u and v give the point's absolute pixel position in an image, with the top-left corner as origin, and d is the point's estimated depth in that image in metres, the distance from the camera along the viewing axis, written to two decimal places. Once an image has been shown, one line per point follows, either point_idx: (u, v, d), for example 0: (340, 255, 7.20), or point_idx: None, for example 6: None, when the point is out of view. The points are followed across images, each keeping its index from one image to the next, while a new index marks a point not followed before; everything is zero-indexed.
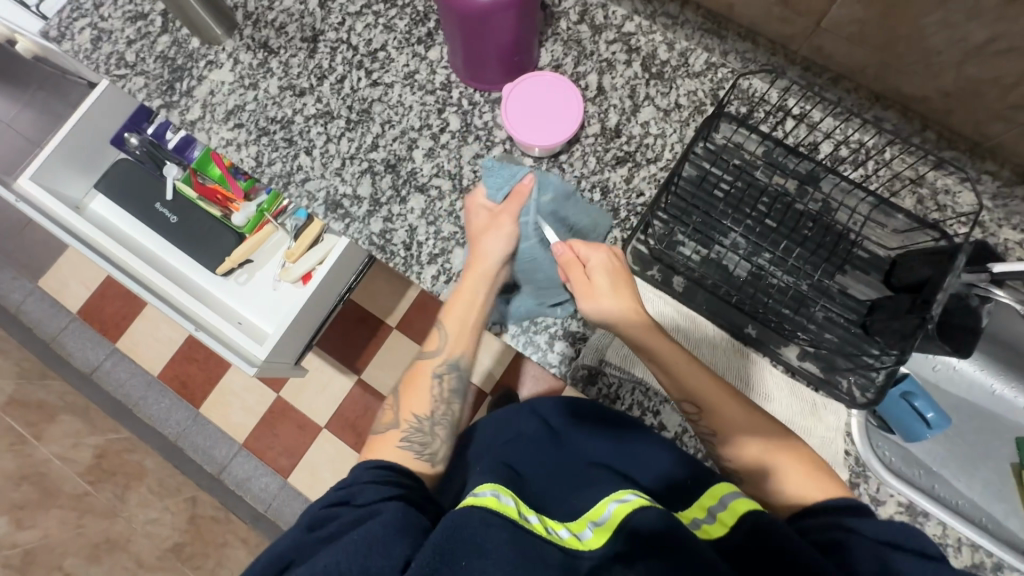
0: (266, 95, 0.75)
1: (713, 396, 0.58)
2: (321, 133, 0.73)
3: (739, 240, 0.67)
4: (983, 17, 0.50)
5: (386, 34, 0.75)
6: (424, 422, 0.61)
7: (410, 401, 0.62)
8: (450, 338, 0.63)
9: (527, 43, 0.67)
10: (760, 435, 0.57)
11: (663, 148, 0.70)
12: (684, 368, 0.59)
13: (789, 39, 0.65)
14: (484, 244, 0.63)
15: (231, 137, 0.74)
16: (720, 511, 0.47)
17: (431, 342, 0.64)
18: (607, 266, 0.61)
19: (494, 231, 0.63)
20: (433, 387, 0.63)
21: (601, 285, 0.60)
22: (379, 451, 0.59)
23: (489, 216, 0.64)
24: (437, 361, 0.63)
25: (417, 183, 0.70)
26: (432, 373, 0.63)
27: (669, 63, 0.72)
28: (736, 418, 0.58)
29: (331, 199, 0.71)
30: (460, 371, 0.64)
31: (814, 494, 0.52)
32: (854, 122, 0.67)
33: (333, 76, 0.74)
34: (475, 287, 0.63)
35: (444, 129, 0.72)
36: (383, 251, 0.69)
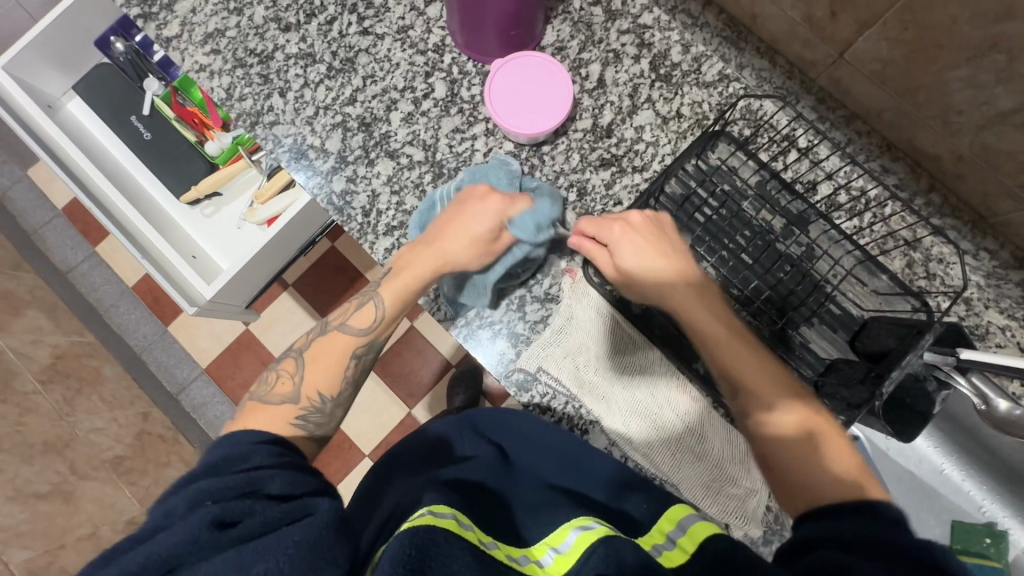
0: (249, 24, 0.70)
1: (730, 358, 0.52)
2: (299, 75, 0.69)
3: (710, 270, 0.63)
4: (1012, 83, 0.45)
5: None
6: (330, 403, 0.55)
7: (316, 376, 0.55)
8: (385, 315, 0.58)
9: (529, 17, 0.62)
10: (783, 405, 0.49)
11: (652, 158, 0.66)
12: (717, 343, 0.52)
13: (809, 65, 0.60)
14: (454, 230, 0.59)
15: (206, 63, 0.70)
16: (680, 537, 0.43)
17: (360, 315, 0.58)
18: (640, 236, 0.56)
19: (466, 215, 0.59)
20: (347, 364, 0.57)
21: (629, 262, 0.56)
22: (262, 422, 0.51)
23: (482, 200, 0.59)
24: (361, 340, 0.58)
25: (388, 148, 0.66)
26: (350, 353, 0.57)
27: (680, 66, 0.67)
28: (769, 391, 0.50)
29: (296, 147, 0.67)
30: (376, 353, 0.59)
31: (829, 486, 0.43)
32: (858, 168, 0.62)
33: (322, 16, 0.69)
34: (430, 263, 0.59)
35: (428, 96, 0.68)
36: (340, 214, 0.66)
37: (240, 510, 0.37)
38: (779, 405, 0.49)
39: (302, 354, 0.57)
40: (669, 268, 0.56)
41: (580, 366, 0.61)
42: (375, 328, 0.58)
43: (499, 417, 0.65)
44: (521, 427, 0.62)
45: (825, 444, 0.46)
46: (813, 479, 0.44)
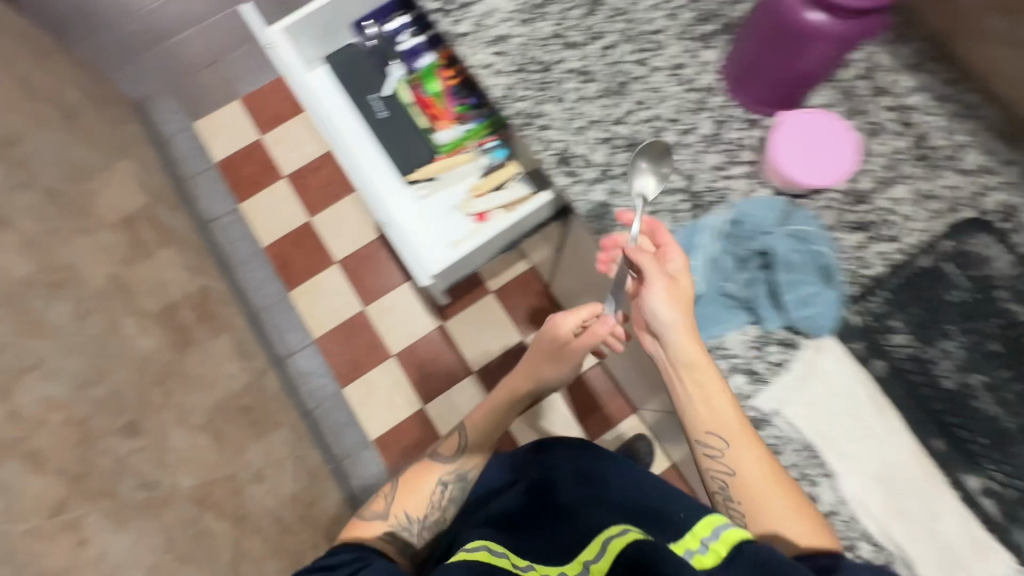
0: (536, 35, 0.75)
1: (734, 429, 0.60)
2: (575, 89, 0.73)
3: (958, 350, 0.63)
4: None
5: (668, 21, 0.75)
6: (440, 500, 0.81)
7: (407, 499, 0.79)
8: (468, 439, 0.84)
9: (807, 85, 0.68)
10: (755, 463, 0.59)
11: (907, 231, 0.67)
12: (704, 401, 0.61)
13: None
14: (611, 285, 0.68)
15: (491, 62, 0.74)
16: (712, 542, 0.55)
17: (449, 445, 0.84)
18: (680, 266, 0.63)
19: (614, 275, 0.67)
20: (434, 491, 0.81)
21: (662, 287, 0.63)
22: (364, 529, 0.76)
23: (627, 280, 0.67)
24: (445, 470, 0.82)
25: (650, 171, 0.70)
26: (435, 479, 0.81)
27: (939, 150, 0.69)
28: (750, 460, 0.59)
29: (563, 154, 0.71)
30: (461, 483, 0.82)
31: (793, 531, 0.56)
32: None
33: (603, 41, 0.75)
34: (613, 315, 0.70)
35: (693, 131, 0.71)
36: (598, 223, 0.69)
37: (334, 561, 0.66)
38: (756, 459, 0.59)
39: (399, 479, 0.82)
40: (688, 317, 0.62)
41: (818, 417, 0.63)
42: (459, 454, 0.83)
43: (558, 442, 0.79)
44: (601, 463, 0.74)
45: (802, 507, 0.57)
46: (772, 526, 0.57)
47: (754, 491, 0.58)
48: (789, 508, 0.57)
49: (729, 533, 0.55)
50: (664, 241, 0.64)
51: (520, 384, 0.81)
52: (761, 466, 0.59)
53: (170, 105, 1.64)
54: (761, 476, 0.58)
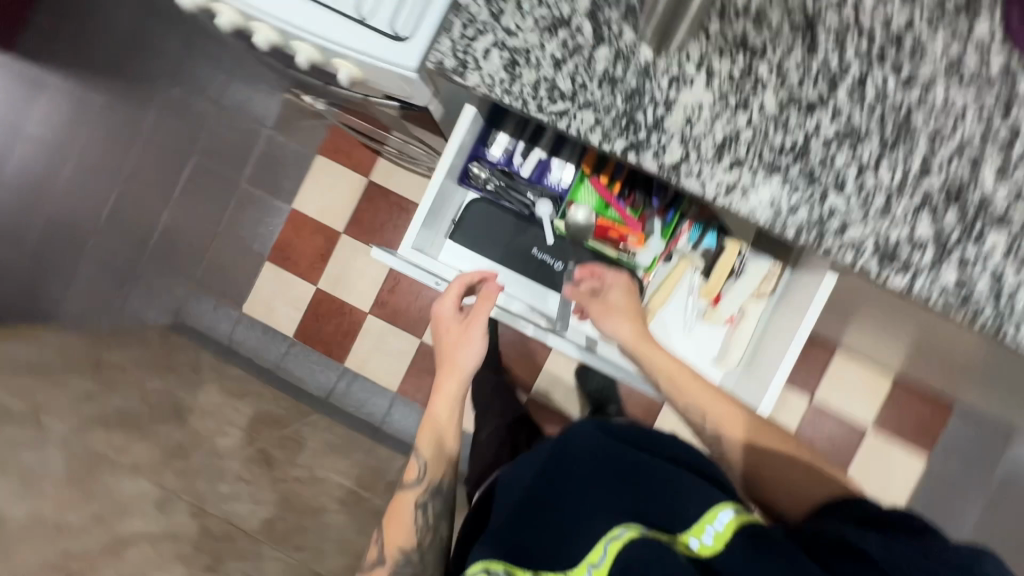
0: (764, 115, 0.57)
1: (717, 408, 0.67)
2: (850, 160, 0.57)
3: None
4: None
5: (908, 9, 0.57)
6: (411, 554, 0.73)
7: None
8: (427, 467, 0.77)
9: None
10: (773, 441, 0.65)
11: None
12: (689, 383, 0.68)
13: None
14: (606, 325, 0.73)
15: (732, 180, 0.57)
16: (722, 526, 0.52)
17: (411, 474, 0.78)
18: (625, 294, 0.75)
19: (613, 316, 0.73)
20: (416, 517, 0.76)
21: (614, 297, 0.75)
22: (405, 506, 0.76)
23: (602, 307, 0.74)
24: (419, 493, 0.77)
25: (993, 215, 0.56)
26: (415, 517, 0.75)
27: None
28: (748, 434, 0.65)
29: (881, 248, 0.56)
30: (440, 497, 0.78)
31: (832, 480, 0.60)
32: None
33: (848, 78, 0.57)
34: (643, 349, 0.71)
35: (1015, 139, 0.56)
36: (967, 306, 0.56)
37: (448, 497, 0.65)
38: (768, 440, 0.65)
39: (384, 521, 0.76)
40: (636, 317, 0.73)
41: None
42: (426, 475, 0.77)
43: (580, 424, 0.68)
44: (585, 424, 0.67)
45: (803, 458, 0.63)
46: (813, 487, 0.60)
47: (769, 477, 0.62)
48: (808, 465, 0.62)
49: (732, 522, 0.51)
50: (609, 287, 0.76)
51: (452, 388, 0.78)
52: (747, 437, 0.65)
53: (207, 304, 1.45)
54: (763, 442, 0.65)
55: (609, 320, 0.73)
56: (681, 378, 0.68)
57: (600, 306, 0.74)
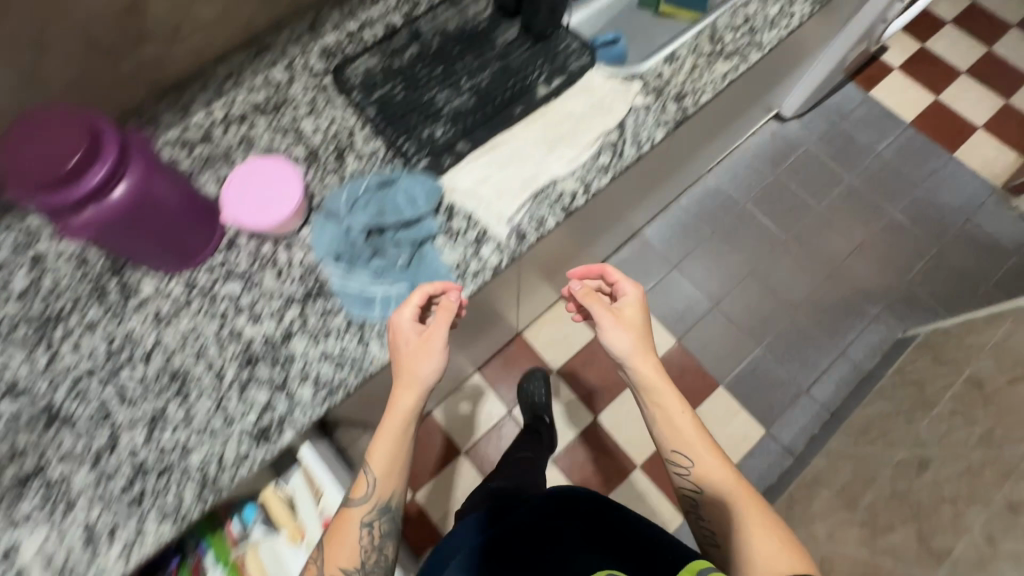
0: (90, 485, 0.61)
1: (685, 427, 0.69)
2: (173, 428, 0.63)
3: (444, 93, 0.79)
4: None
5: (97, 330, 0.67)
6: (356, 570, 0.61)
7: (334, 554, 0.62)
8: (378, 482, 0.62)
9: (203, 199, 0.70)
10: (729, 490, 0.66)
11: (344, 124, 0.78)
12: (673, 411, 0.70)
13: None
14: (419, 369, 0.62)
15: (120, 542, 0.59)
16: None
17: (358, 489, 0.63)
18: (637, 306, 0.74)
19: (421, 357, 0.62)
20: (361, 538, 0.63)
21: (626, 314, 0.73)
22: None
23: (418, 339, 0.63)
24: (360, 509, 0.63)
25: (280, 337, 0.67)
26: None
27: (271, 97, 0.80)
28: (713, 468, 0.67)
29: (254, 434, 0.63)
30: (391, 514, 0.64)
31: (773, 549, 0.60)
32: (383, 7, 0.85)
33: (113, 402, 0.64)
34: (621, 338, 0.71)
35: (237, 299, 0.69)
36: (338, 386, 0.65)
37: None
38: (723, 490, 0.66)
39: (326, 529, 0.65)
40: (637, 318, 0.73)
41: (509, 186, 0.74)
42: (365, 497, 0.62)
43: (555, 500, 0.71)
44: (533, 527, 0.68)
45: (781, 536, 0.61)
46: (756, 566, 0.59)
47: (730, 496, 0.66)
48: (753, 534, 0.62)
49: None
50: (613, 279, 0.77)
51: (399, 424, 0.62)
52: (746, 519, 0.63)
53: None
54: (732, 485, 0.66)
55: (422, 359, 0.62)
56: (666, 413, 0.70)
57: (414, 337, 0.64)
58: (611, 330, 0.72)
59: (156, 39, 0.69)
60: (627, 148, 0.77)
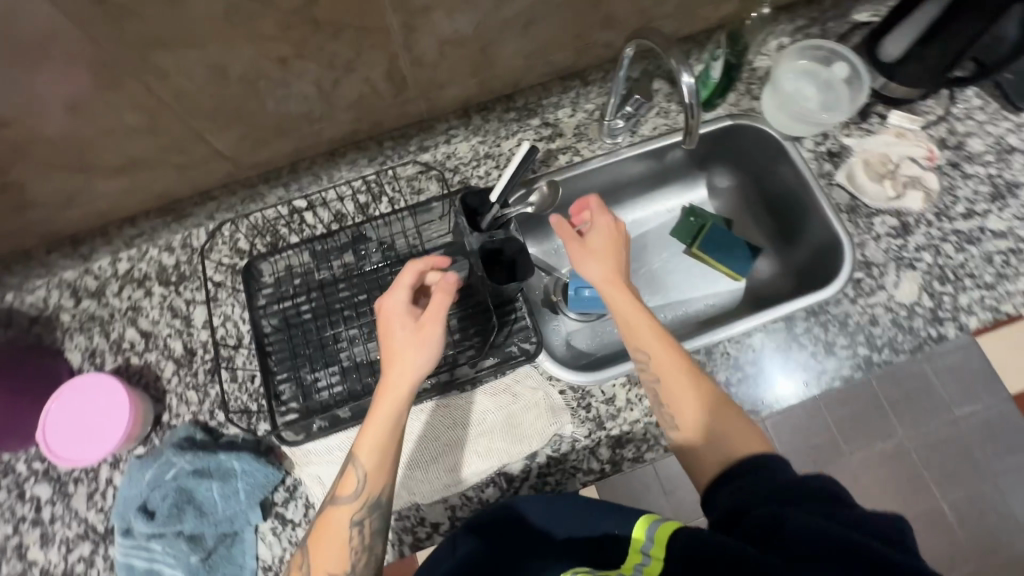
0: None
1: (659, 353, 0.56)
2: None
3: (353, 332, 0.67)
4: (199, 43, 0.48)
5: None
6: None
7: (322, 556, 0.50)
8: (367, 478, 0.51)
9: (21, 384, 0.63)
10: (693, 392, 0.54)
11: (236, 327, 0.68)
12: (625, 310, 0.59)
13: (197, 162, 0.63)
14: (396, 373, 0.51)
15: None
16: (650, 547, 0.43)
17: (342, 486, 0.52)
18: (609, 232, 0.63)
19: (413, 349, 0.52)
20: (350, 538, 0.51)
21: (598, 239, 0.63)
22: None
23: (411, 323, 0.54)
24: (351, 508, 0.51)
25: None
26: (348, 521, 0.51)
27: (180, 262, 0.71)
28: (684, 390, 0.54)
29: None
30: (382, 513, 0.52)
31: (727, 440, 0.50)
32: (338, 187, 0.72)
33: None
34: (599, 285, 0.61)
35: (40, 506, 0.62)
36: None
37: None
38: (706, 417, 0.53)
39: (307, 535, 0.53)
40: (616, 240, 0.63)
41: None
42: (360, 486, 0.51)
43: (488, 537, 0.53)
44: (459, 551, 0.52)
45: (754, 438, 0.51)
46: (695, 452, 0.52)
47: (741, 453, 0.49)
48: (732, 428, 0.51)
49: (664, 531, 0.43)
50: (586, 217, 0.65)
51: (409, 371, 0.51)
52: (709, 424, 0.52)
53: None
54: (712, 413, 0.53)
55: (415, 351, 0.52)
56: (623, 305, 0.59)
57: (407, 329, 0.53)
58: (578, 246, 0.63)
59: (44, 205, 0.61)
60: (527, 488, 0.61)
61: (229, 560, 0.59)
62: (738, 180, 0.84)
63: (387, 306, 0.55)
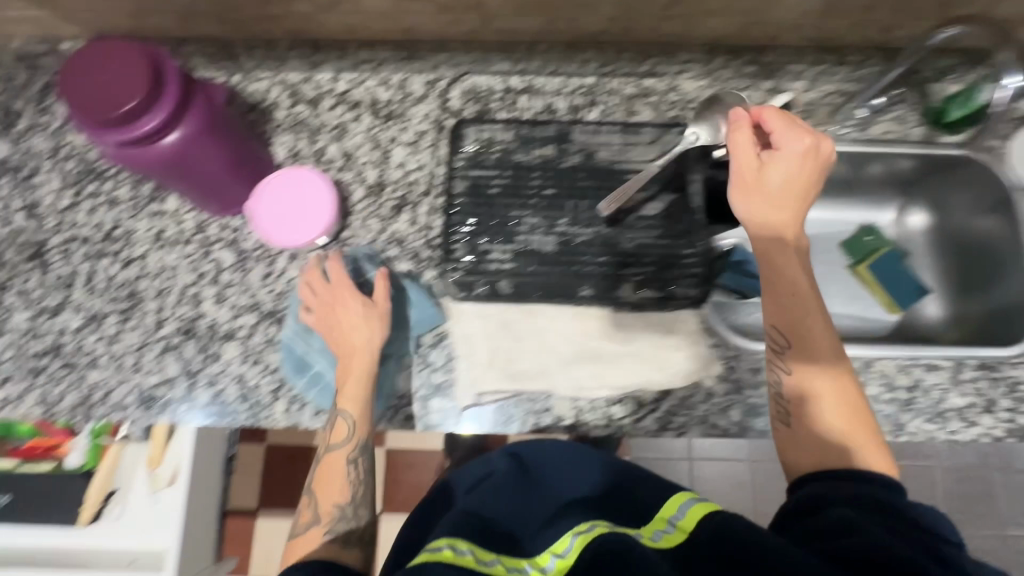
0: (18, 334, 0.67)
1: (810, 326, 0.55)
2: (98, 339, 0.67)
3: (534, 219, 0.69)
4: None
5: (112, 210, 0.70)
6: (347, 506, 0.59)
7: (327, 489, 0.60)
8: (355, 425, 0.60)
9: (251, 154, 0.67)
10: (832, 380, 0.54)
11: (428, 177, 0.71)
12: (791, 272, 0.55)
13: (457, 9, 0.64)
14: (353, 354, 0.61)
15: (4, 395, 0.65)
16: (678, 519, 0.46)
17: (336, 434, 0.60)
18: (803, 164, 0.54)
19: (368, 343, 0.62)
20: (348, 474, 0.60)
21: (781, 174, 0.54)
22: (302, 550, 0.57)
23: (366, 319, 0.62)
24: (347, 450, 0.60)
25: (221, 334, 0.66)
26: (345, 463, 0.60)
27: (393, 100, 0.74)
28: (818, 375, 0.54)
29: (143, 396, 0.65)
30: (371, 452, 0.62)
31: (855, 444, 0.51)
32: (560, 82, 0.73)
33: (79, 279, 0.68)
34: (768, 247, 0.55)
35: (221, 269, 0.69)
36: (225, 416, 0.64)
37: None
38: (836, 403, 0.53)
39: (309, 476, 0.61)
40: (807, 173, 0.55)
41: (504, 367, 0.65)
42: (348, 437, 0.60)
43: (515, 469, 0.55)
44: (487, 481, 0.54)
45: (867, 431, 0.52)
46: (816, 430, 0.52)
47: (835, 431, 0.52)
48: (857, 432, 0.52)
49: (696, 512, 0.46)
50: (771, 126, 0.56)
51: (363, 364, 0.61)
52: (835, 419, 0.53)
53: None
54: (844, 403, 0.53)
55: (372, 343, 0.62)
56: (790, 272, 0.55)
57: (365, 323, 0.62)
58: (740, 175, 0.56)
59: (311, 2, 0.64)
60: (651, 420, 0.63)
61: (377, 375, 0.65)
62: (938, 219, 0.81)
63: (342, 302, 0.63)
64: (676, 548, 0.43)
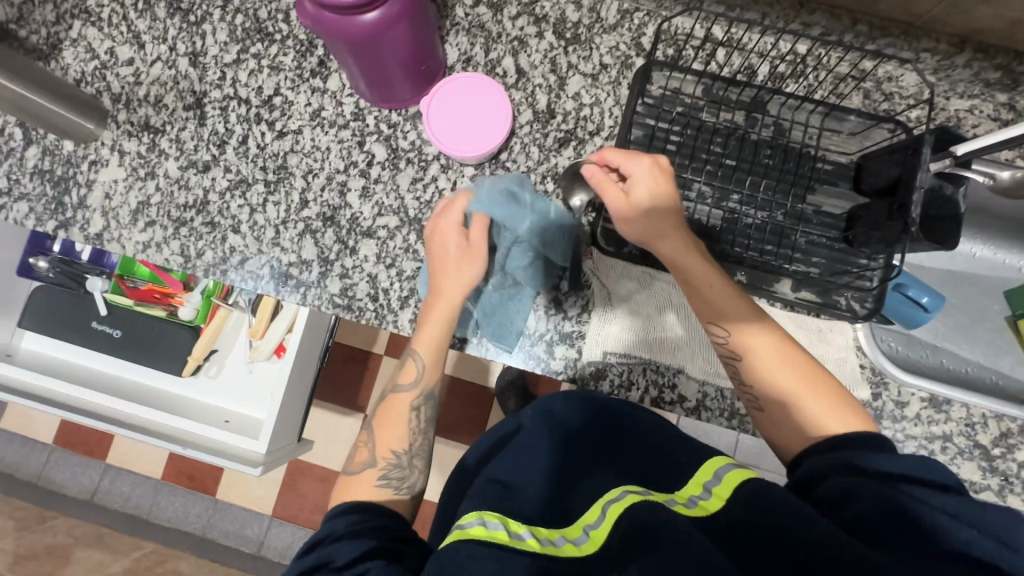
0: (167, 181, 0.67)
1: (741, 311, 0.51)
2: (242, 204, 0.66)
3: (704, 188, 0.64)
4: None
5: (274, 76, 0.68)
6: (403, 456, 0.56)
7: (385, 436, 0.57)
8: (427, 370, 0.58)
9: (429, 48, 0.61)
10: (774, 361, 0.50)
11: (601, 117, 0.66)
12: (699, 281, 0.52)
13: None
14: (442, 290, 0.58)
15: (147, 238, 0.67)
16: (714, 486, 0.40)
17: (406, 375, 0.58)
18: (654, 175, 0.53)
19: (458, 279, 0.59)
20: (411, 420, 0.58)
21: (645, 193, 0.53)
22: (355, 491, 0.53)
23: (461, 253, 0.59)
24: (414, 396, 0.58)
25: (362, 229, 0.65)
26: (409, 407, 0.58)
27: (581, 22, 0.67)
28: (763, 349, 0.50)
29: (277, 271, 0.65)
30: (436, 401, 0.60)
31: (827, 416, 0.47)
32: (769, 43, 0.65)
33: (234, 139, 0.67)
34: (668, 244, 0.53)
35: (371, 163, 0.66)
36: (352, 310, 0.64)
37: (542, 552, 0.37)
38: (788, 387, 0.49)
39: (371, 419, 0.59)
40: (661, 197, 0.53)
41: (639, 332, 0.63)
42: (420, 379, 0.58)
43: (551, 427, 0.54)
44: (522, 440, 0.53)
45: (834, 400, 0.48)
46: (794, 411, 0.48)
47: (781, 393, 0.49)
48: (825, 402, 0.47)
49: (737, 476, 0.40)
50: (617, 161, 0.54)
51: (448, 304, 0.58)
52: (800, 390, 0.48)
53: None
54: (801, 374, 0.49)
55: (461, 280, 0.59)
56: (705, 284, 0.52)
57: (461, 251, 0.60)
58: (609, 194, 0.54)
59: None
60: None
61: (508, 307, 0.63)
62: None
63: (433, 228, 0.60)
64: (712, 516, 0.37)
